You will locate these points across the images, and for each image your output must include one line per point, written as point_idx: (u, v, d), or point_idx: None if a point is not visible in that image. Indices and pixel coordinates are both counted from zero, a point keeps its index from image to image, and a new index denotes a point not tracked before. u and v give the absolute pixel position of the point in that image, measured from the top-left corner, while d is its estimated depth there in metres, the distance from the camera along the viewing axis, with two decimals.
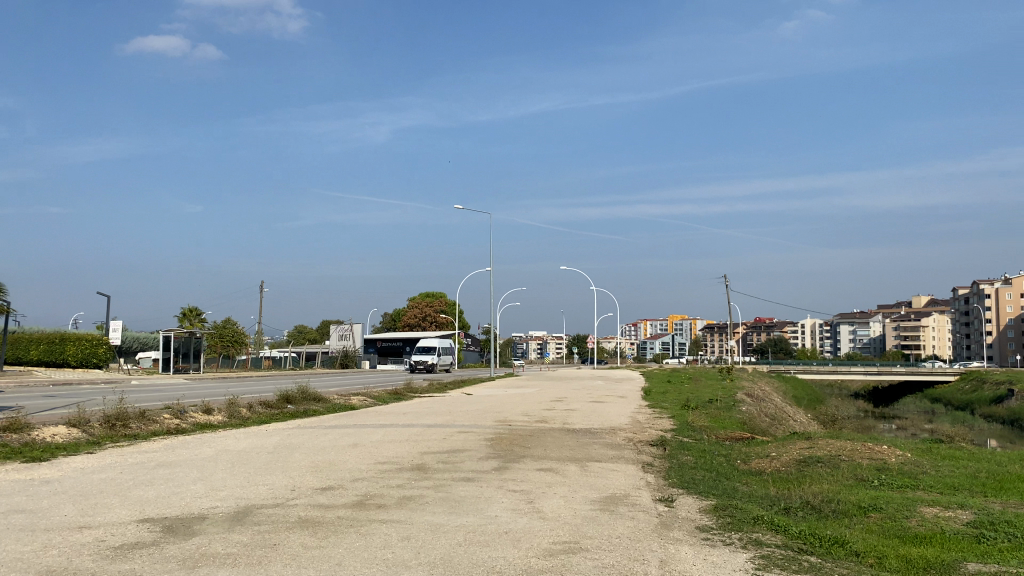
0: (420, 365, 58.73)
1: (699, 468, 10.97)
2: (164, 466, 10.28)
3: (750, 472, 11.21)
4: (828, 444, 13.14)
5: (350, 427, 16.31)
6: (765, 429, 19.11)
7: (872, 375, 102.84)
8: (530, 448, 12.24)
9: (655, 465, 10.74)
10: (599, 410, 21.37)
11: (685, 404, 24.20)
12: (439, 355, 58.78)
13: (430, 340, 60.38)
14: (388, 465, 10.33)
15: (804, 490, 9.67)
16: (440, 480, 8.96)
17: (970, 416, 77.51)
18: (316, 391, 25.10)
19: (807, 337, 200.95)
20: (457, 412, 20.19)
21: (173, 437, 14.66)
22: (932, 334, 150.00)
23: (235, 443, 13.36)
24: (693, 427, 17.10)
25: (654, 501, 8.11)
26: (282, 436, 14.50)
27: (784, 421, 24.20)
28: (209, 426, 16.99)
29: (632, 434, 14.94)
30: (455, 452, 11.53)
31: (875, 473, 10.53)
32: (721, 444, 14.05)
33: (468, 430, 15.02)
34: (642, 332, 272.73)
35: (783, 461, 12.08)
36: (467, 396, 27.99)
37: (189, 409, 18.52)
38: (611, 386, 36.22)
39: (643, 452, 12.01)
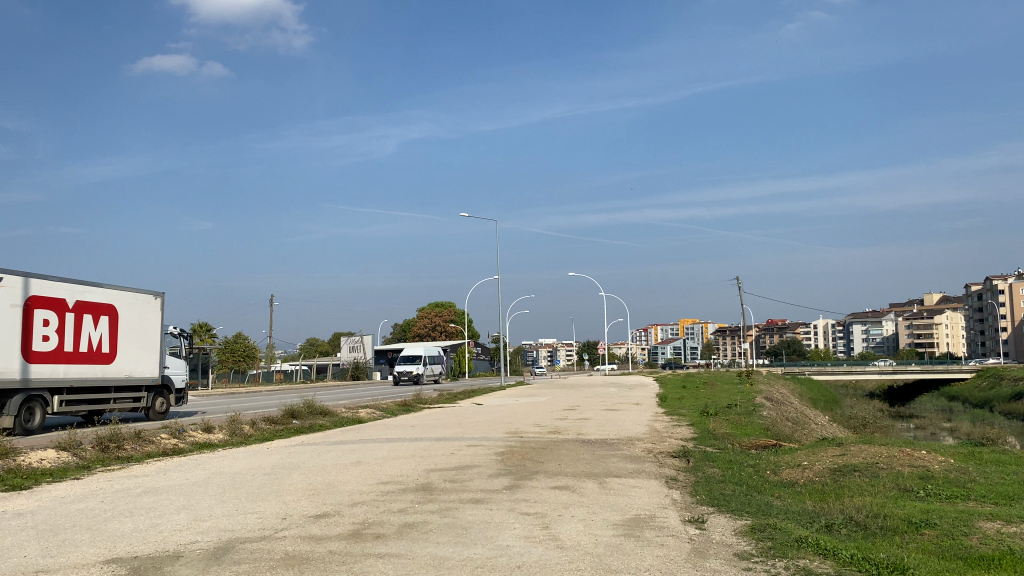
0: (405, 376, 55.36)
1: (726, 481, 10.18)
2: (149, 493, 9.53)
3: (781, 485, 10.39)
4: (862, 450, 12.29)
5: (355, 442, 15.54)
6: (790, 435, 18.23)
7: (888, 374, 101.49)
8: (545, 462, 11.47)
9: (679, 480, 9.94)
10: (614, 419, 20.55)
11: (703, 410, 23.35)
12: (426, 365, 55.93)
13: (415, 349, 56.86)
14: (390, 485, 9.55)
15: (843, 503, 8.86)
16: (446, 503, 8.18)
17: (990, 413, 76.17)
18: (323, 405, 24.38)
19: (820, 337, 199.24)
20: (467, 424, 19.41)
21: (168, 458, 13.91)
22: (946, 331, 148.28)
23: (233, 464, 12.61)
24: (715, 436, 16.24)
25: (684, 523, 7.33)
26: (284, 454, 13.76)
27: (807, 425, 23.28)
28: (207, 446, 16.24)
29: (651, 445, 14.13)
30: (464, 469, 10.77)
31: (919, 483, 9.67)
32: (747, 454, 13.21)
33: (478, 443, 14.26)
34: (653, 336, 271.39)
35: (816, 470, 11.24)
36: (477, 406, 27.22)
37: (188, 427, 17.78)
38: (625, 392, 35.39)
39: (665, 465, 11.19)
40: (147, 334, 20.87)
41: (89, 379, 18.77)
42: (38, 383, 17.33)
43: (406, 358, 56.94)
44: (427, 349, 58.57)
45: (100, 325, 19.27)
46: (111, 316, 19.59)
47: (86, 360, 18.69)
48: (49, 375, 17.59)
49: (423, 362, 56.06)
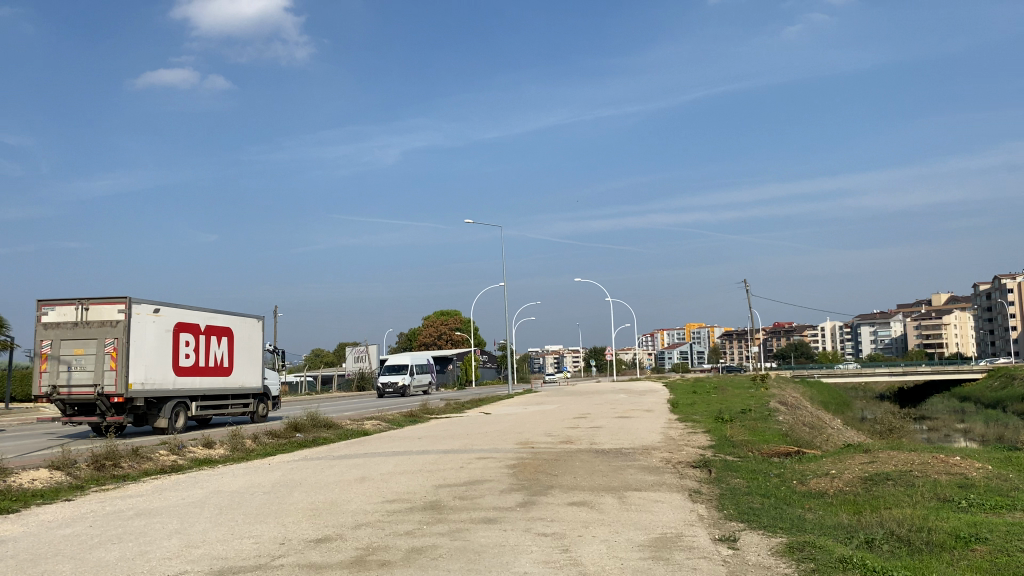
0: (390, 387, 53.87)
1: (753, 493, 9.62)
2: (142, 516, 8.99)
3: (810, 495, 9.82)
4: (892, 457, 11.71)
5: (359, 457, 15.01)
6: (810, 441, 17.68)
7: (897, 376, 100.69)
8: (559, 475, 10.94)
9: (703, 492, 9.38)
10: (626, 427, 20.00)
11: (717, 416, 22.78)
12: (412, 376, 54.29)
13: (401, 358, 55.24)
14: (397, 504, 9.00)
15: (882, 515, 8.29)
16: (457, 523, 7.62)
17: (1002, 413, 75.40)
18: (327, 417, 23.85)
19: (827, 339, 198.27)
20: (476, 434, 18.86)
21: (166, 476, 13.38)
22: (955, 332, 147.23)
23: (232, 481, 12.08)
24: (732, 443, 15.68)
25: (714, 542, 6.79)
26: (286, 470, 13.25)
27: (825, 429, 22.68)
28: (208, 462, 15.71)
29: (669, 454, 13.56)
30: (475, 484, 10.24)
31: (959, 492, 9.10)
32: (769, 462, 12.63)
33: (488, 456, 13.71)
34: (659, 342, 270.54)
35: (845, 479, 10.66)
36: (486, 416, 26.64)
37: (188, 443, 17.25)
38: (635, 399, 34.80)
39: (686, 476, 10.63)
40: (253, 352, 25.03)
41: (215, 389, 22.81)
42: (184, 391, 21.33)
43: (392, 369, 55.36)
44: (416, 357, 57.00)
45: (223, 344, 23.39)
46: (230, 337, 23.73)
47: (214, 374, 22.74)
48: (191, 385, 21.58)
49: (408, 372, 54.50)
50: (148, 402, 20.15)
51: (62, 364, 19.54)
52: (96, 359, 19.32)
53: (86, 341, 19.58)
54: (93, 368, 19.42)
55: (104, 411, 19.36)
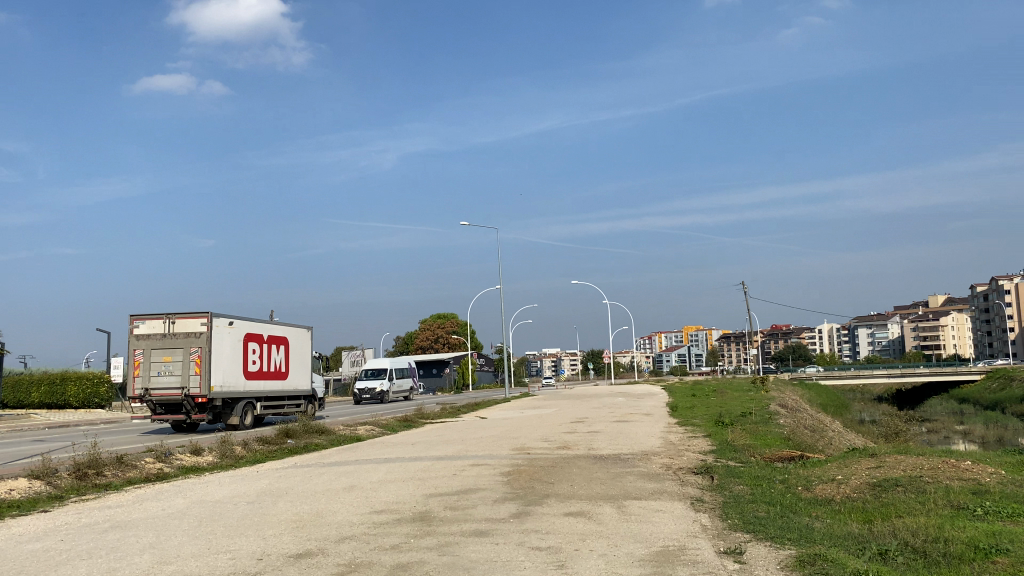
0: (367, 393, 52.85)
1: (758, 501, 9.22)
2: (117, 528, 8.57)
3: (817, 503, 9.42)
4: (900, 462, 11.31)
5: (351, 464, 14.58)
6: (813, 445, 17.29)
7: (896, 377, 100.46)
8: (556, 483, 10.55)
9: (706, 501, 8.98)
10: (625, 431, 19.60)
11: (718, 420, 22.39)
12: (391, 381, 53.19)
13: (380, 361, 54.08)
14: (385, 515, 8.56)
15: (894, 525, 7.88)
16: (447, 536, 7.22)
17: (1001, 415, 75.09)
18: (320, 422, 23.43)
19: (825, 341, 198.14)
20: (471, 440, 18.42)
21: (150, 485, 12.95)
22: (952, 333, 147.08)
23: (218, 490, 11.65)
24: (734, 448, 15.28)
25: (719, 555, 6.39)
26: (275, 479, 12.80)
27: (826, 433, 22.28)
28: (195, 470, 15.28)
29: (668, 460, 13.13)
30: (467, 493, 9.84)
31: (973, 499, 8.69)
32: (773, 467, 12.22)
33: (483, 463, 13.27)
34: (657, 345, 270.35)
35: (853, 485, 10.25)
36: (482, 420, 26.20)
37: (175, 450, 16.80)
38: (633, 403, 34.37)
39: (687, 483, 10.21)
40: (302, 356, 28.17)
41: (275, 391, 25.83)
42: (253, 393, 24.34)
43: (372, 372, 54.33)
44: (397, 361, 55.88)
45: (280, 351, 26.43)
46: (285, 345, 26.82)
47: (274, 378, 25.83)
48: (258, 388, 24.62)
49: (388, 376, 53.44)
50: (224, 402, 23.27)
51: (153, 369, 22.48)
52: (183, 365, 22.28)
53: (174, 350, 22.56)
54: (180, 372, 22.41)
55: (189, 410, 22.43)
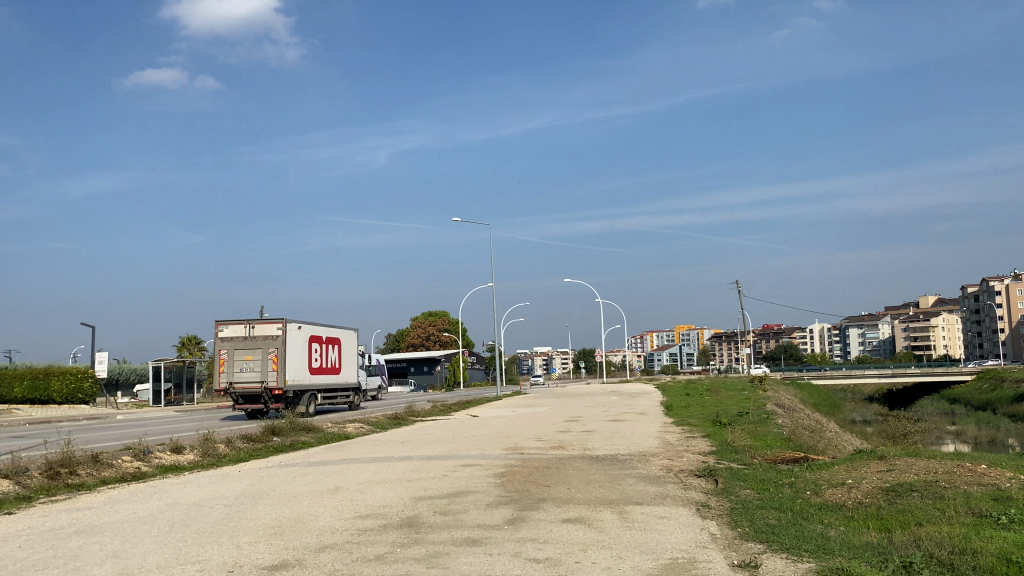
0: None
1: (767, 507, 8.70)
2: (79, 534, 7.95)
3: (830, 510, 8.91)
4: (912, 466, 10.80)
5: (337, 463, 14.00)
6: (814, 447, 16.77)
7: (887, 377, 100.37)
8: (553, 486, 10.00)
9: (713, 507, 8.46)
10: (621, 431, 19.06)
11: (715, 419, 21.84)
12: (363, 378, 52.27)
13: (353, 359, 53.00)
14: (371, 521, 8.00)
15: (916, 533, 7.37)
16: (437, 545, 6.65)
17: (993, 415, 74.95)
18: (307, 420, 22.81)
19: (816, 341, 198.27)
20: (462, 438, 17.85)
21: (124, 486, 12.33)
22: (943, 334, 147.29)
23: (196, 491, 11.07)
24: (734, 449, 14.76)
25: (733, 568, 5.87)
26: (256, 479, 12.22)
27: (825, 433, 21.80)
28: (175, 469, 14.68)
29: (669, 461, 12.61)
30: (460, 496, 9.28)
31: (996, 506, 8.18)
32: (778, 470, 11.69)
33: (475, 463, 12.73)
34: (648, 343, 270.12)
35: (865, 490, 9.73)
36: (474, 418, 25.62)
37: (155, 448, 16.19)
38: (628, 401, 33.87)
39: (690, 487, 9.67)
40: (350, 354, 32.88)
41: (330, 384, 30.58)
42: (315, 386, 29.01)
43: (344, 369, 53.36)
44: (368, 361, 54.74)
45: (333, 350, 31.11)
46: (339, 344, 31.53)
47: (330, 373, 30.52)
48: (319, 382, 29.27)
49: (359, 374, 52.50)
50: (294, 393, 27.98)
51: (237, 365, 27.28)
52: (262, 362, 27.00)
53: (253, 349, 27.24)
54: (260, 368, 27.17)
55: (267, 400, 27.19)
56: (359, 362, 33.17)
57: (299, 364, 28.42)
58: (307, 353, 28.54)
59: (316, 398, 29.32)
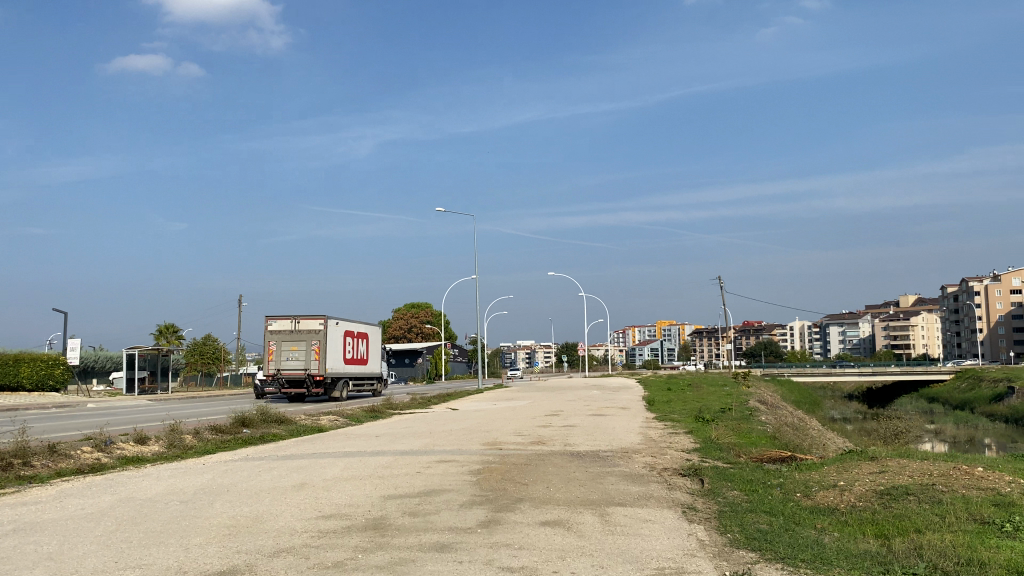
0: None
1: (758, 511, 8.22)
2: (15, 534, 7.31)
3: (822, 515, 8.45)
4: (906, 467, 10.34)
5: (307, 457, 13.38)
6: (800, 445, 16.34)
7: (867, 375, 100.76)
8: (531, 484, 9.47)
9: (700, 510, 7.97)
10: (602, 427, 18.55)
11: (698, 415, 21.39)
12: None
13: None
14: (334, 522, 7.43)
15: (916, 542, 6.92)
16: (403, 551, 6.10)
17: (971, 414, 75.37)
18: (280, 411, 22.13)
19: (796, 339, 199.18)
20: (438, 433, 17.25)
21: (79, 478, 11.67)
22: (922, 333, 148.40)
23: (154, 485, 10.46)
24: (719, 448, 14.28)
25: None
26: (219, 473, 11.61)
27: (810, 432, 21.44)
28: (137, 461, 14.02)
29: (651, 459, 12.11)
30: (432, 495, 8.73)
31: (998, 512, 7.74)
32: (766, 470, 11.23)
33: (450, 459, 12.17)
34: (630, 339, 270.25)
35: (857, 493, 9.26)
36: (452, 412, 25.05)
37: (117, 439, 15.51)
38: (609, 396, 33.37)
39: (675, 488, 9.17)
40: (373, 346, 37.16)
41: (358, 374, 34.72)
42: (347, 374, 33.14)
43: None
44: None
45: (362, 343, 35.34)
46: (365, 340, 35.80)
47: (359, 363, 34.72)
48: (351, 371, 33.42)
49: None
50: (332, 380, 32.15)
51: (283, 354, 31.37)
52: (306, 352, 31.19)
53: (298, 341, 31.40)
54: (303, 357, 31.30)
55: (309, 385, 31.34)
56: (381, 356, 37.46)
57: (335, 354, 32.57)
58: (343, 345, 32.70)
59: (348, 385, 33.49)
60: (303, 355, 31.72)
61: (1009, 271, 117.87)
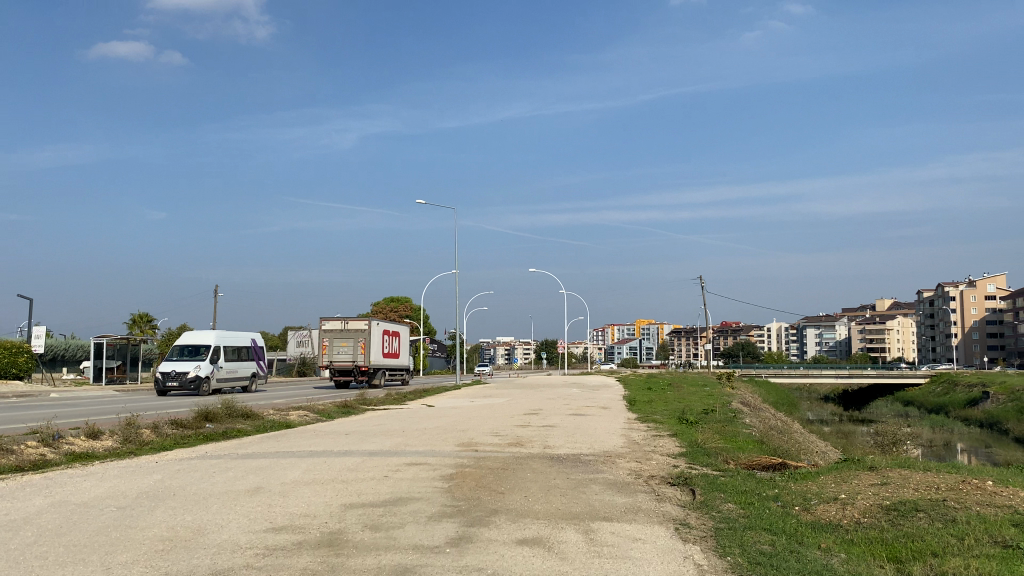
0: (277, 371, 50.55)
1: (757, 528, 7.48)
2: None
3: (826, 532, 7.72)
4: (910, 479, 9.67)
5: (268, 457, 12.50)
6: (787, 451, 15.71)
7: (843, 378, 100.96)
8: (509, 493, 8.67)
9: (694, 526, 7.23)
10: (583, 427, 17.82)
11: (681, 418, 20.71)
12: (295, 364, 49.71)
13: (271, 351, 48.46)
14: (285, 536, 6.59)
15: (937, 568, 6.21)
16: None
17: (946, 418, 75.66)
18: (247, 406, 21.20)
19: (773, 340, 200.10)
20: (411, 431, 16.41)
21: (16, 477, 10.72)
22: (897, 337, 149.44)
23: (95, 486, 9.55)
24: (706, 453, 13.58)
25: None
26: (170, 473, 10.73)
27: (795, 436, 20.86)
28: (85, 457, 13.06)
29: (636, 465, 11.34)
30: (398, 505, 7.89)
31: (1019, 534, 7.05)
32: (758, 479, 10.52)
33: (422, 461, 11.35)
34: (609, 337, 270.12)
35: (861, 508, 8.54)
36: (427, 408, 24.24)
37: (68, 433, 14.53)
38: (589, 394, 32.67)
39: (665, 500, 8.41)
40: (403, 344, 45.23)
41: (392, 366, 42.59)
42: (383, 365, 40.96)
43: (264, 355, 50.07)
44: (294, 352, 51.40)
45: (395, 340, 43.36)
46: (397, 337, 43.68)
47: (394, 356, 42.78)
48: (387, 362, 41.32)
49: None
50: (373, 369, 40.03)
51: (335, 349, 39.39)
52: (354, 347, 39.25)
53: (348, 339, 39.37)
54: (351, 351, 39.26)
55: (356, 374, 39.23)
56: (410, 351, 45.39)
57: (375, 348, 40.44)
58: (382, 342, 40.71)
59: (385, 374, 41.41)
60: (350, 349, 40.11)
61: (985, 277, 118.79)
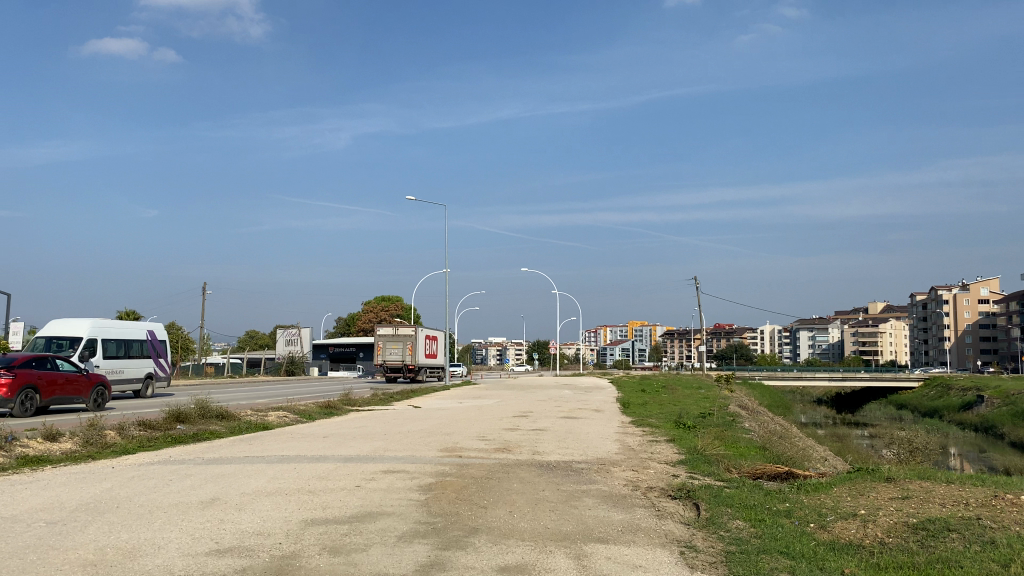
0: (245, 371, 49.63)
1: (772, 551, 6.59)
2: None
3: (849, 555, 6.85)
4: (935, 493, 8.79)
5: (236, 462, 11.53)
6: (791, 460, 14.83)
7: (837, 381, 100.22)
8: (492, 508, 7.74)
9: (704, 551, 6.31)
10: (577, 431, 16.92)
11: (678, 422, 19.85)
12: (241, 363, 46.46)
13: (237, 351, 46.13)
14: (230, 561, 5.66)
15: None
16: None
17: (941, 422, 74.95)
18: (224, 406, 20.25)
19: (766, 342, 199.58)
20: (393, 435, 15.47)
21: None
22: (890, 340, 148.87)
23: (33, 495, 8.57)
24: (708, 460, 12.70)
25: None
26: (123, 480, 9.77)
27: (797, 442, 20.01)
28: (39, 460, 12.07)
29: (633, 475, 10.43)
30: (364, 521, 6.96)
31: None
32: (765, 491, 9.62)
33: (399, 470, 10.40)
34: (602, 339, 269.37)
35: (887, 526, 7.62)
36: (414, 410, 23.30)
37: (23, 435, 13.54)
38: (582, 396, 31.76)
39: (666, 518, 7.51)
40: (441, 345, 53.27)
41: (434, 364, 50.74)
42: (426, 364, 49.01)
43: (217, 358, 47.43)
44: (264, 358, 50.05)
45: (434, 343, 51.33)
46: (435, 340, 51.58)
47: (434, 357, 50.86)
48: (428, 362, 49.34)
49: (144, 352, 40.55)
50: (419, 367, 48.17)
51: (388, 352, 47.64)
52: (403, 349, 47.39)
53: (398, 342, 47.56)
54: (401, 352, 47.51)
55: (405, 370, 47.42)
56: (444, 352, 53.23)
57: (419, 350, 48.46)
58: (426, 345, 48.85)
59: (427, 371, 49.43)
60: (400, 351, 48.18)
61: (978, 281, 118.18)
